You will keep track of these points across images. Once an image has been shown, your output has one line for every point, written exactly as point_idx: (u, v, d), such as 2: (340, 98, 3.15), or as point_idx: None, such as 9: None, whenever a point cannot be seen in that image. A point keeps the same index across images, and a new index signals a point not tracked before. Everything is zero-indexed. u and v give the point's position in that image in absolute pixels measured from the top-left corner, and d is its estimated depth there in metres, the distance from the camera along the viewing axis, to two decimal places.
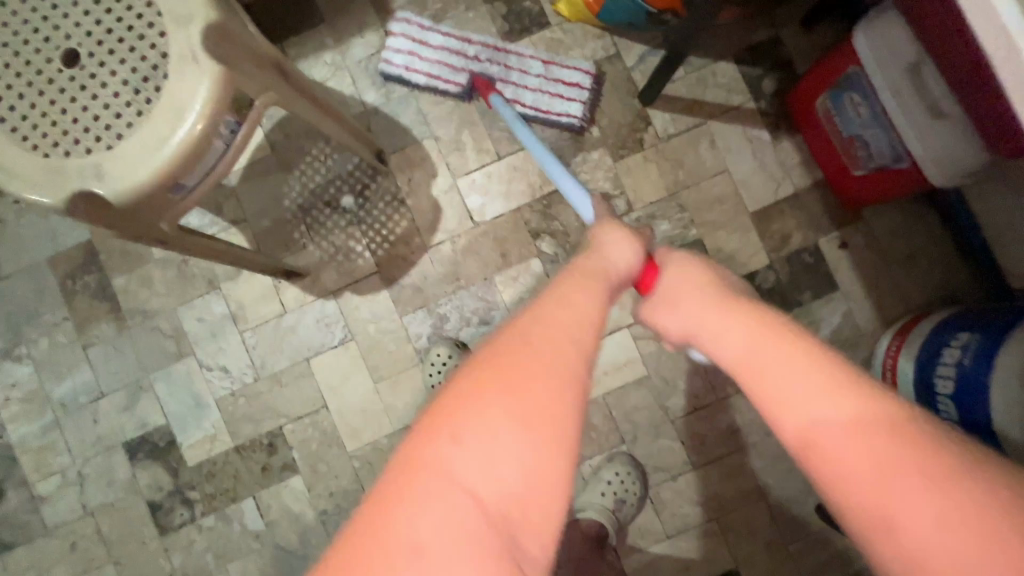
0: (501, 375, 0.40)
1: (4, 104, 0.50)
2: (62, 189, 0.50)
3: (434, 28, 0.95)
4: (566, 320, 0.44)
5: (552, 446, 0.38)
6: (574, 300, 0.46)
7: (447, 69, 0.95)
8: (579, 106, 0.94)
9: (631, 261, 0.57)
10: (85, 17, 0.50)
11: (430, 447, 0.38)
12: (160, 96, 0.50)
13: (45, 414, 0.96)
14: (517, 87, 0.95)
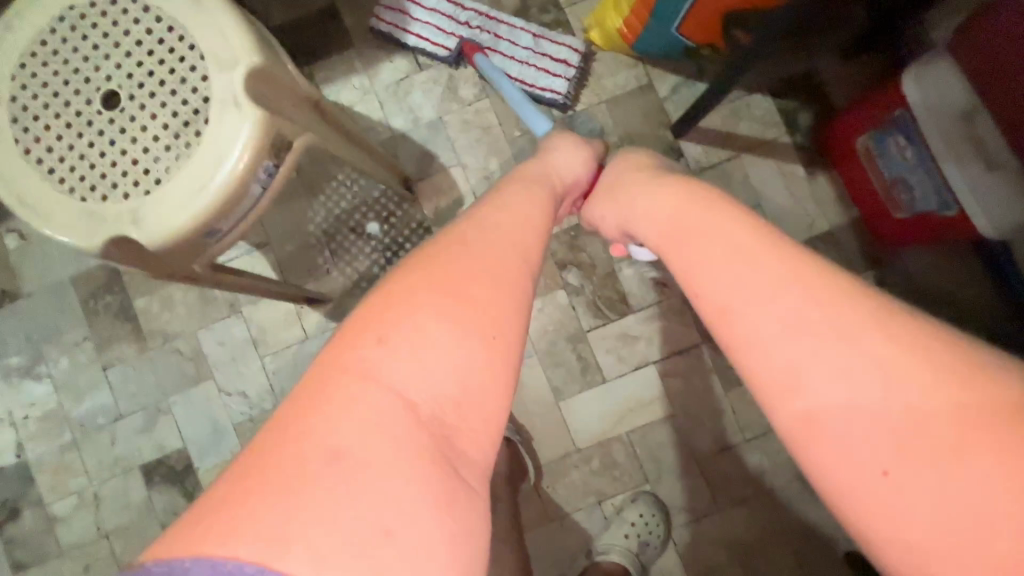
0: (436, 274, 0.40)
1: (44, 146, 0.50)
2: (98, 234, 0.49)
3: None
4: (507, 223, 0.45)
5: (486, 337, 0.39)
6: (517, 205, 0.48)
7: (439, 32, 0.94)
8: (563, 83, 0.93)
9: (579, 172, 0.62)
10: (127, 59, 0.50)
11: (358, 350, 0.37)
12: (199, 140, 0.49)
13: (63, 434, 0.96)
14: (504, 57, 0.93)
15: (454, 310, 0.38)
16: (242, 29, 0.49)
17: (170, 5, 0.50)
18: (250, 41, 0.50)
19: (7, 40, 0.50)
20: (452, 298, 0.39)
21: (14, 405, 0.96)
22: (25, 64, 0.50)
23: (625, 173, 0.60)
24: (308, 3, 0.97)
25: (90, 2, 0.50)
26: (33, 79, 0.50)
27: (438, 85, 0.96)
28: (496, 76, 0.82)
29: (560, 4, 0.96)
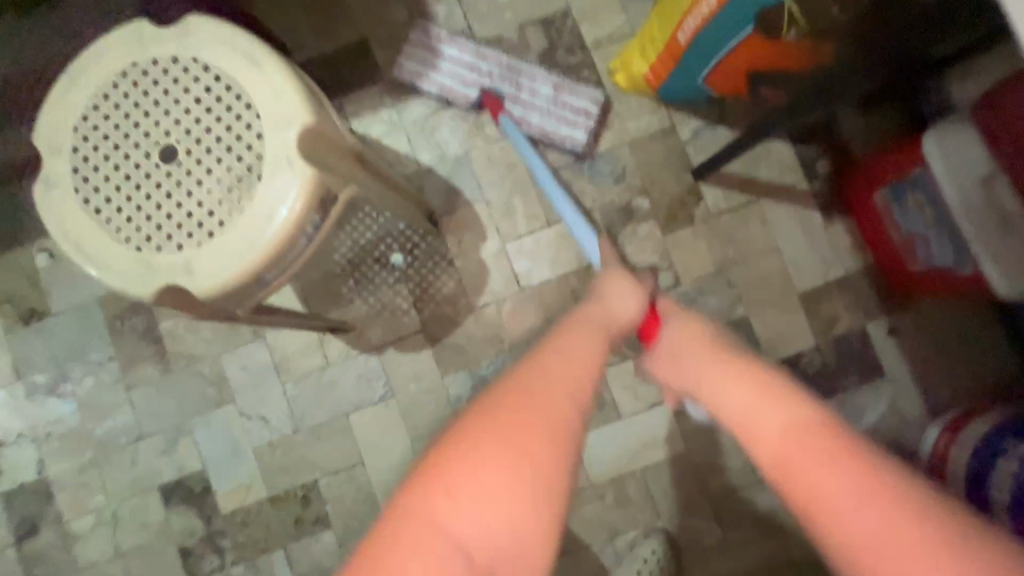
0: (497, 427, 0.44)
1: (102, 196, 0.51)
2: (152, 284, 0.51)
3: (452, 41, 0.97)
4: (561, 370, 0.48)
5: (536, 492, 0.42)
6: (572, 352, 0.50)
7: (462, 81, 0.96)
8: (583, 133, 0.95)
9: (633, 313, 0.61)
10: (186, 116, 0.52)
11: (430, 501, 0.41)
12: (252, 196, 0.51)
13: (85, 452, 0.97)
14: (525, 106, 0.95)
15: (511, 464, 0.42)
16: (298, 90, 0.52)
17: (230, 66, 0.52)
18: (305, 101, 0.52)
19: (73, 92, 0.52)
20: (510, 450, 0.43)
21: (36, 423, 0.98)
22: (88, 116, 0.52)
23: (685, 323, 0.58)
24: (340, 37, 0.99)
25: (153, 59, 0.52)
26: (95, 130, 0.52)
27: (466, 121, 0.98)
28: (553, 190, 0.86)
29: (587, 46, 0.98)
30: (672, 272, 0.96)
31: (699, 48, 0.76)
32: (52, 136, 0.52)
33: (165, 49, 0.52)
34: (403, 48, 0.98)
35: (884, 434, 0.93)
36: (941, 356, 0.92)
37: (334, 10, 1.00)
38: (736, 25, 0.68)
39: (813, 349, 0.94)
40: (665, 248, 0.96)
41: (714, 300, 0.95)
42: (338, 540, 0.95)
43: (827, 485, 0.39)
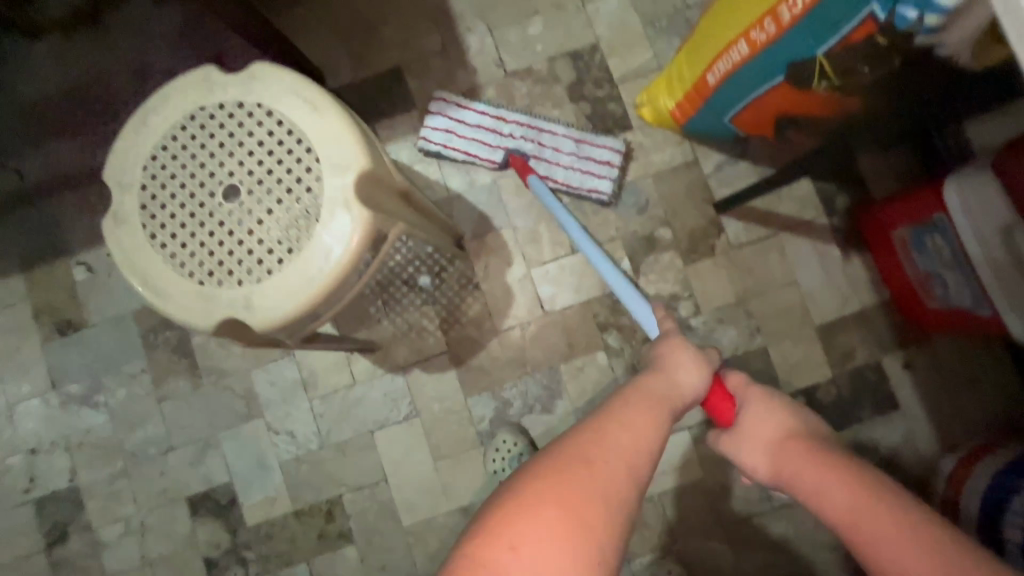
0: (559, 490, 0.46)
1: (168, 232, 0.54)
2: (212, 316, 0.53)
3: (470, 106, 0.98)
4: (622, 440, 0.51)
5: (588, 558, 0.44)
6: (632, 422, 0.53)
7: (484, 145, 0.97)
8: (608, 183, 0.97)
9: (700, 388, 0.61)
10: (249, 158, 0.54)
11: (494, 551, 0.44)
12: (310, 236, 0.54)
13: (115, 462, 1.00)
14: (550, 163, 0.96)
15: (572, 529, 0.45)
16: (355, 136, 0.54)
17: (292, 111, 0.54)
18: (362, 146, 0.54)
19: (143, 132, 0.55)
20: (571, 515, 0.45)
21: (69, 433, 1.00)
22: (156, 154, 0.55)
23: (765, 409, 0.61)
24: (374, 65, 1.03)
25: (219, 103, 0.55)
26: (163, 170, 0.55)
27: None
28: (576, 234, 0.83)
29: (614, 79, 1.01)
30: (692, 301, 0.98)
31: (729, 90, 0.79)
32: (121, 174, 0.55)
33: (231, 94, 0.55)
34: (422, 120, 0.99)
35: (897, 466, 0.95)
36: (955, 391, 0.94)
37: (370, 40, 1.03)
38: (764, 75, 0.71)
39: (830, 381, 0.97)
40: (686, 278, 0.99)
41: (734, 330, 0.98)
42: (359, 554, 0.97)
43: (897, 559, 0.43)
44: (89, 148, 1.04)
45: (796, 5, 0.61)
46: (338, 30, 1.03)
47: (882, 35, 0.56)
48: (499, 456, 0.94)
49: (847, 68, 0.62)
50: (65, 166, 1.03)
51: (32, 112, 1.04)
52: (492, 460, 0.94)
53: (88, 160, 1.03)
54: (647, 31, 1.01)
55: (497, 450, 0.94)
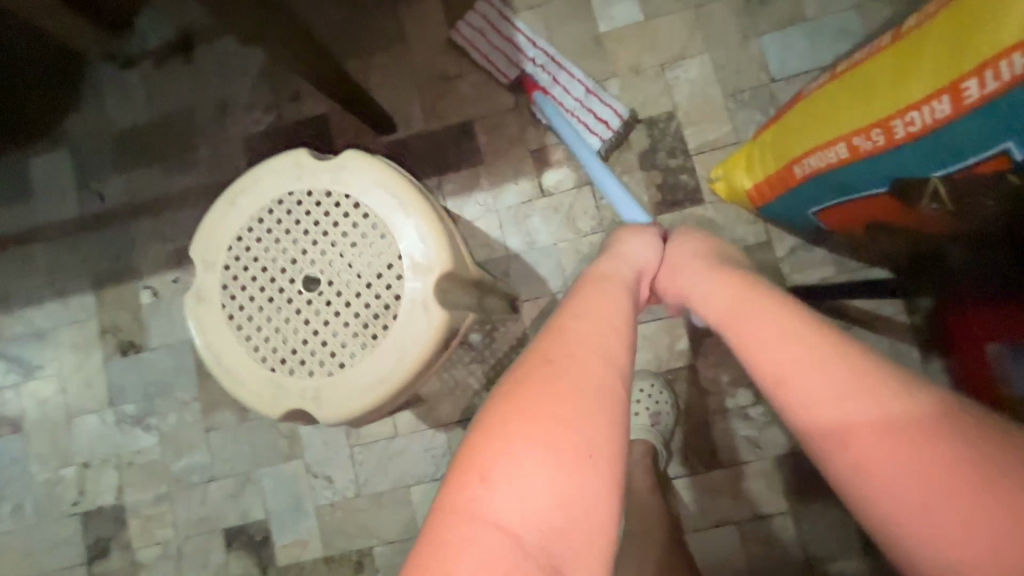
0: (520, 401, 0.45)
1: (245, 315, 0.55)
2: (281, 405, 0.54)
3: (513, 21, 1.00)
4: (584, 330, 0.51)
5: (575, 454, 0.43)
6: (594, 312, 0.53)
7: (507, 54, 0.99)
8: (598, 142, 0.96)
9: (651, 260, 0.67)
10: (331, 247, 0.54)
11: (462, 493, 0.43)
12: (385, 335, 0.53)
13: (160, 485, 1.02)
14: (553, 100, 0.97)
15: (541, 435, 0.43)
16: (441, 239, 0.54)
17: (378, 205, 0.54)
18: (444, 248, 0.54)
19: (231, 213, 0.56)
20: (540, 423, 0.44)
21: (120, 451, 1.03)
22: (242, 236, 0.55)
23: (687, 256, 0.65)
24: (445, 115, 1.03)
25: (308, 190, 0.55)
26: (246, 252, 0.55)
27: (558, 212, 1.00)
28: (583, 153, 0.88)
29: (688, 150, 0.98)
30: (752, 390, 0.94)
31: (818, 187, 0.74)
32: (207, 255, 0.56)
33: (320, 182, 0.55)
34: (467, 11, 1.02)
35: None
36: None
37: (444, 90, 1.03)
38: (863, 181, 0.66)
39: None
40: None
41: None
42: None
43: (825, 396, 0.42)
44: (167, 176, 1.07)
45: (913, 123, 0.57)
46: (414, 78, 1.04)
47: (1015, 174, 0.52)
48: None
49: (965, 196, 0.58)
50: (143, 192, 1.07)
51: (118, 138, 1.09)
52: None
53: (165, 190, 1.07)
54: (727, 103, 0.98)
55: None
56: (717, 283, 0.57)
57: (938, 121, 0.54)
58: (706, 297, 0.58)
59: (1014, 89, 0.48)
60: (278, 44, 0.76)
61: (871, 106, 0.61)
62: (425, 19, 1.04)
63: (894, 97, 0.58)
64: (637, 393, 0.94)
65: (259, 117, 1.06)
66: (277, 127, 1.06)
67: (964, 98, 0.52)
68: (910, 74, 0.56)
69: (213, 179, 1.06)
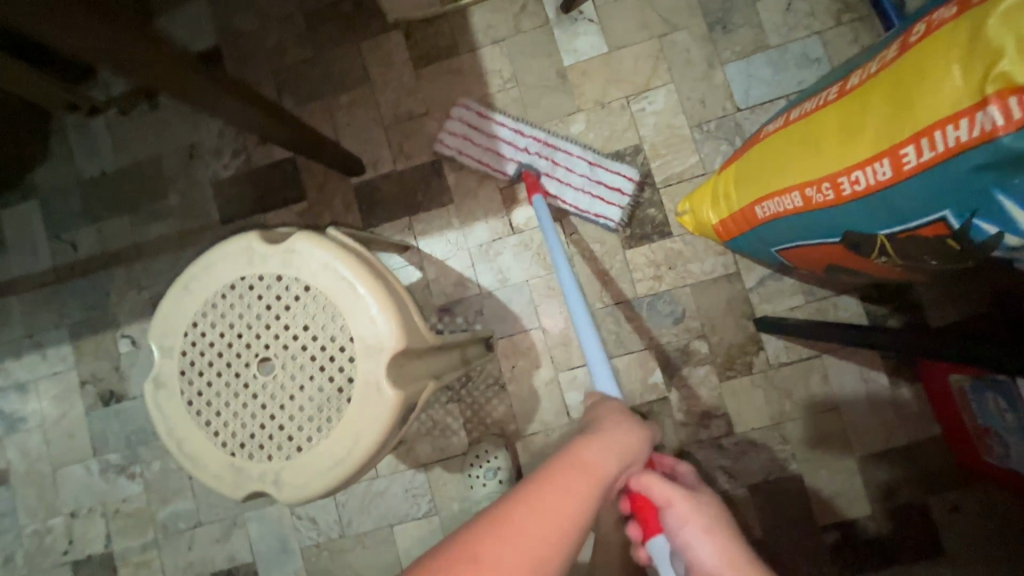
0: None
1: (203, 399, 0.56)
2: (241, 488, 0.54)
3: (494, 117, 1.00)
4: (530, 539, 0.40)
5: None
6: (550, 517, 0.42)
7: (497, 158, 1.00)
8: (618, 211, 0.97)
9: (643, 457, 0.55)
10: (284, 331, 0.55)
11: None
12: (341, 418, 0.54)
13: (147, 532, 1.03)
14: (561, 184, 0.97)
15: None
16: (392, 317, 0.55)
17: (328, 287, 0.55)
18: (394, 328, 0.54)
19: (185, 299, 0.56)
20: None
21: (107, 501, 1.04)
22: (196, 322, 0.56)
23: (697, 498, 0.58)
24: (414, 156, 1.04)
25: (259, 274, 0.56)
26: (202, 336, 0.56)
27: (529, 249, 1.00)
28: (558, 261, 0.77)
29: (655, 182, 0.99)
30: (725, 421, 0.95)
31: (774, 230, 0.75)
32: (164, 341, 0.56)
33: (271, 267, 0.56)
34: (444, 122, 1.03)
35: None
36: (999, 543, 0.88)
37: (411, 130, 1.04)
38: (818, 228, 0.67)
39: (869, 517, 0.91)
40: (720, 395, 0.95)
41: (767, 455, 0.94)
42: None
43: None
44: (139, 224, 1.08)
45: (856, 181, 0.57)
46: (381, 120, 1.05)
47: (954, 240, 0.52)
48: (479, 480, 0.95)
49: (911, 253, 0.58)
50: (117, 241, 1.08)
51: (87, 187, 1.09)
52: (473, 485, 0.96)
53: (138, 237, 1.07)
54: (693, 134, 0.98)
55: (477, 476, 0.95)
56: (720, 543, 0.54)
57: (879, 183, 0.55)
58: (709, 548, 0.54)
59: (949, 160, 0.49)
60: (220, 114, 0.74)
61: (817, 159, 0.61)
62: (390, 61, 1.05)
63: (840, 153, 0.58)
64: None
65: (228, 162, 1.07)
66: (247, 172, 1.07)
67: (902, 163, 0.52)
68: (849, 133, 0.57)
69: (186, 226, 1.07)
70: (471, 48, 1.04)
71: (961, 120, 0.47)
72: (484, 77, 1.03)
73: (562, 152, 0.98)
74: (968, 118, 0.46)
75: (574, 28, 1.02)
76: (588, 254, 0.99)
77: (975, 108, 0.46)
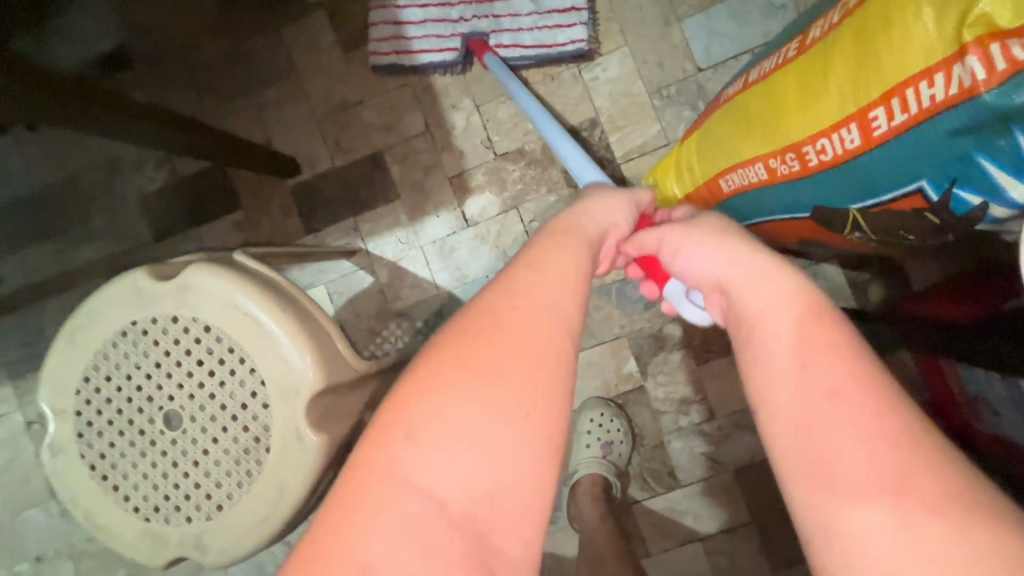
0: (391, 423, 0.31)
1: (108, 462, 0.50)
2: (162, 556, 0.49)
3: (411, 4, 0.90)
4: (539, 286, 0.35)
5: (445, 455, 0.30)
6: (534, 272, 0.36)
7: (440, 41, 0.89)
8: (582, 29, 0.88)
9: (622, 221, 0.48)
10: (188, 377, 0.49)
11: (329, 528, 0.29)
12: (261, 470, 0.48)
13: (118, 570, 0.99)
14: (513, 33, 0.88)
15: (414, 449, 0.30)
16: (307, 355, 0.48)
17: (230, 325, 0.48)
18: (311, 367, 0.48)
19: (73, 354, 0.50)
20: (483, 380, 0.31)
21: (71, 542, 1.00)
22: (89, 377, 0.50)
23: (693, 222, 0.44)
24: (353, 150, 0.95)
25: (152, 316, 0.49)
26: (97, 393, 0.50)
27: (485, 242, 0.93)
28: (541, 121, 0.78)
29: (615, 158, 0.91)
30: (704, 406, 0.90)
31: (736, 209, 0.67)
32: (54, 402, 0.50)
33: (164, 307, 0.49)
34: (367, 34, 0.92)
35: None
36: None
37: (347, 121, 0.95)
38: (784, 205, 0.59)
39: None
40: (699, 380, 0.91)
41: (751, 436, 0.90)
42: None
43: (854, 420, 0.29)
44: (64, 249, 0.99)
45: (820, 153, 0.50)
46: (313, 112, 0.95)
47: (933, 215, 0.46)
48: None
49: (888, 229, 0.52)
50: (42, 270, 0.99)
51: (5, 215, 1.00)
52: None
53: (64, 265, 0.99)
54: (653, 101, 0.90)
55: None
56: (711, 248, 0.40)
57: (846, 154, 0.48)
58: (708, 255, 0.40)
59: (923, 123, 0.42)
60: (88, 130, 0.62)
61: (776, 129, 0.54)
62: (316, 45, 0.95)
63: (800, 122, 0.51)
64: (587, 424, 0.91)
65: (152, 173, 0.98)
66: (174, 182, 0.98)
67: (873, 130, 0.45)
68: (812, 99, 0.49)
69: (115, 247, 0.98)
70: None
71: (937, 75, 0.40)
72: None
73: (497, 2, 0.89)
74: (944, 72, 0.40)
75: None
76: None
77: (951, 62, 0.39)
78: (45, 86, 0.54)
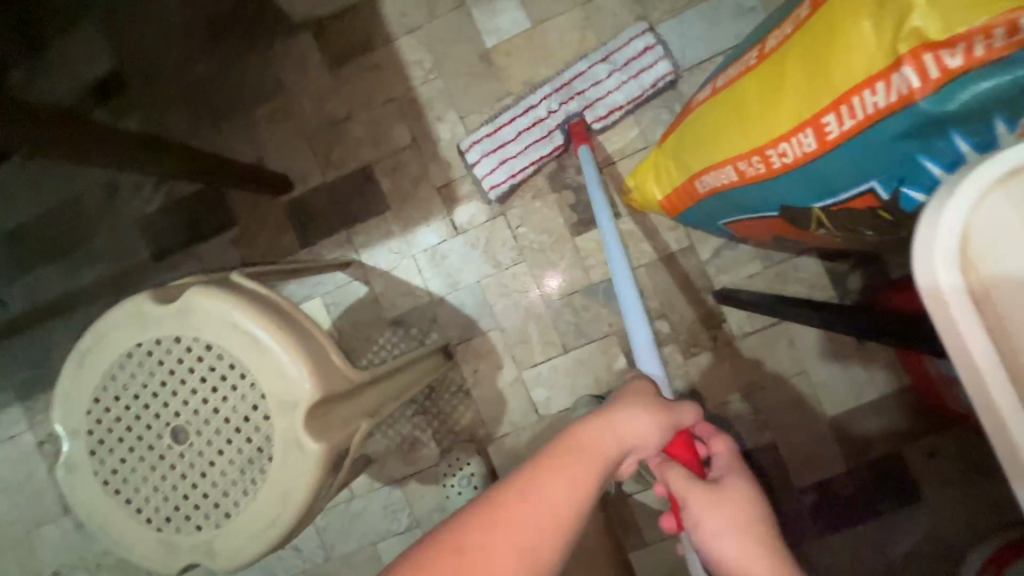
0: None
1: (120, 476, 0.53)
2: (175, 562, 0.52)
3: (497, 121, 0.90)
4: (552, 533, 0.36)
5: None
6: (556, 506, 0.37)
7: (540, 140, 0.89)
8: (664, 62, 0.87)
9: (651, 443, 0.45)
10: (193, 396, 0.52)
11: None
12: (265, 476, 0.51)
13: None
14: (606, 104, 0.88)
15: None
16: (304, 368, 0.51)
17: (231, 345, 0.51)
18: (308, 380, 0.51)
19: (83, 375, 0.53)
20: None
21: (86, 557, 1.03)
22: (99, 397, 0.53)
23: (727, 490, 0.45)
24: (343, 165, 0.98)
25: (157, 339, 0.52)
26: (107, 413, 0.53)
27: (475, 248, 0.96)
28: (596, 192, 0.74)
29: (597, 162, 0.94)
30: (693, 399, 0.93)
31: (710, 209, 0.70)
32: (67, 421, 0.53)
33: (167, 330, 0.52)
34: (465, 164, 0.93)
35: (923, 561, 0.88)
36: (974, 481, 0.88)
37: (336, 137, 0.98)
38: (752, 204, 0.62)
39: (844, 473, 0.91)
40: (687, 373, 0.93)
41: (740, 426, 0.93)
42: None
43: None
44: (68, 272, 1.02)
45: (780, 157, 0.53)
46: (303, 129, 0.98)
47: (885, 210, 0.49)
48: (454, 488, 0.94)
49: (847, 224, 0.55)
50: (46, 294, 1.02)
51: (8, 242, 1.03)
52: (449, 493, 0.95)
53: (67, 288, 1.02)
54: None
55: (451, 485, 0.94)
56: (741, 534, 0.43)
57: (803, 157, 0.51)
58: (737, 547, 0.42)
59: (869, 127, 0.45)
60: (114, 164, 0.68)
61: (739, 134, 0.57)
62: (303, 64, 0.98)
63: (760, 126, 0.54)
64: None
65: (149, 196, 1.01)
66: (171, 204, 1.01)
67: (826, 134, 0.48)
68: (770, 105, 0.52)
69: (116, 268, 1.01)
70: (387, 40, 0.96)
71: (878, 82, 0.43)
72: (404, 70, 0.96)
73: (572, 81, 0.89)
74: (884, 79, 0.43)
75: (493, 5, 0.95)
76: (537, 246, 0.95)
77: (890, 69, 0.42)
78: (60, 122, 0.59)
